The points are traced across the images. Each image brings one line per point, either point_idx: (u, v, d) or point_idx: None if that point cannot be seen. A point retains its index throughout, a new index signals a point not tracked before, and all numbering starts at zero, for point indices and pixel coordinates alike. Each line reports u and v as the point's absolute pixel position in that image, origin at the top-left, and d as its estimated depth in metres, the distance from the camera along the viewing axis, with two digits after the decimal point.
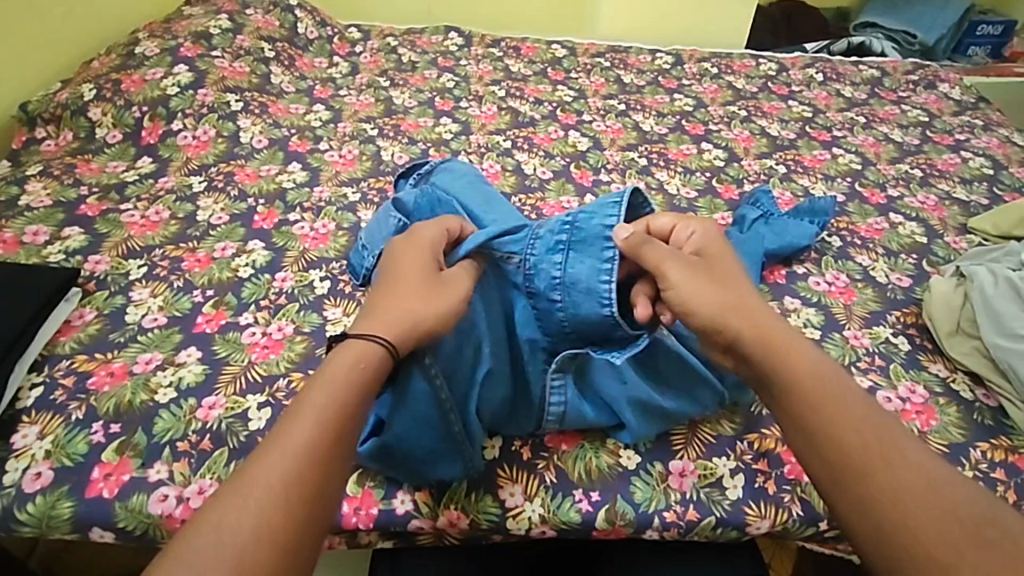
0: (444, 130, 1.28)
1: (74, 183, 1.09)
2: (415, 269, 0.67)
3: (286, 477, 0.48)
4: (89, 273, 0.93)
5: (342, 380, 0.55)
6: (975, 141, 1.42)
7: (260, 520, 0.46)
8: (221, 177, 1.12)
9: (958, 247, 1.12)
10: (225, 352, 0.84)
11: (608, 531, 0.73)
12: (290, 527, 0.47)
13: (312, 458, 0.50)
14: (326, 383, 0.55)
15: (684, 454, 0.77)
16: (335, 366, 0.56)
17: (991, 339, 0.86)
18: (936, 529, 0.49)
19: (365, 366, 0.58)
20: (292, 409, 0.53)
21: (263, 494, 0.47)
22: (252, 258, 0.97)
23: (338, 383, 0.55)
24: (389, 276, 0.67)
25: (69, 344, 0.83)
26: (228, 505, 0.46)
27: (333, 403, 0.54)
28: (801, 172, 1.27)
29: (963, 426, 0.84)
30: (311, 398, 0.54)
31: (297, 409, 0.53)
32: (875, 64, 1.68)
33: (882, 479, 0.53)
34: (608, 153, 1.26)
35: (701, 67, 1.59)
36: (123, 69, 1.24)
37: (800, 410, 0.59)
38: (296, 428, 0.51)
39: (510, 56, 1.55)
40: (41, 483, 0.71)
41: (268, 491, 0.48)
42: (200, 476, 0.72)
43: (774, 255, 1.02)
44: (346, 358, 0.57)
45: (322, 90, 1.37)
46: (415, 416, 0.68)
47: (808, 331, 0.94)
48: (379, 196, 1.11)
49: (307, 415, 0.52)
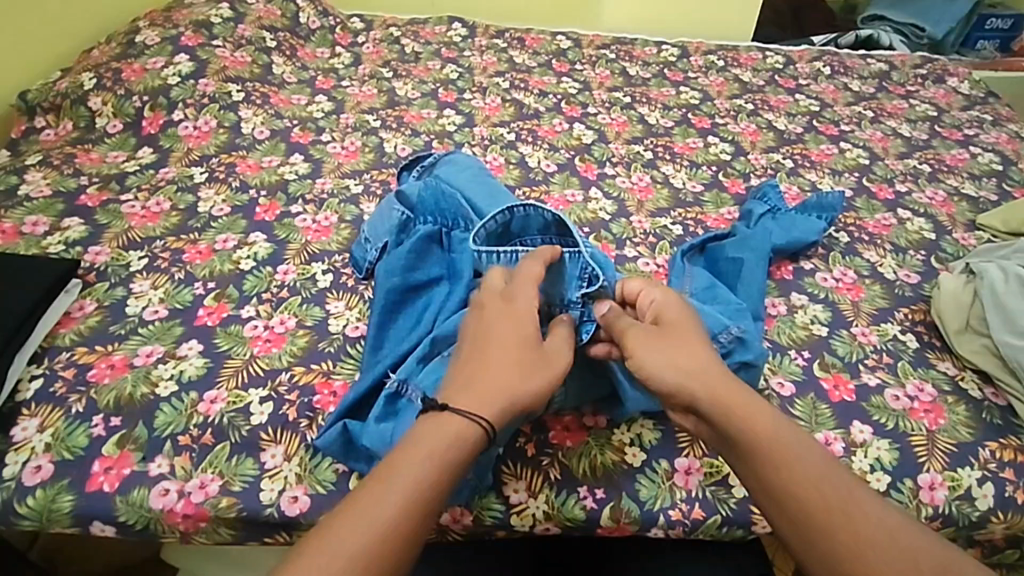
0: (447, 122, 1.27)
1: (74, 173, 1.08)
2: (506, 332, 0.65)
3: (377, 549, 0.50)
4: (89, 264, 0.92)
5: (438, 457, 0.56)
6: (984, 137, 1.40)
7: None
8: (222, 168, 1.10)
9: (967, 244, 1.11)
10: (227, 345, 0.83)
11: (612, 528, 0.72)
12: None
13: (403, 531, 0.52)
14: (417, 450, 0.56)
15: (690, 451, 0.76)
16: (437, 432, 0.57)
17: (1001, 337, 0.85)
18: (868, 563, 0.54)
19: (461, 439, 0.58)
20: (396, 462, 0.55)
21: (351, 563, 0.49)
22: (253, 251, 0.96)
23: (437, 448, 0.56)
24: (488, 341, 0.65)
25: (69, 336, 0.83)
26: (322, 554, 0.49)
27: (428, 474, 0.55)
28: (808, 166, 1.26)
29: (972, 425, 0.83)
30: (406, 471, 0.55)
31: (401, 464, 0.55)
32: (883, 58, 1.66)
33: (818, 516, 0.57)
34: (613, 146, 1.25)
35: (707, 60, 1.57)
36: (124, 58, 1.22)
37: (762, 476, 0.60)
38: (390, 497, 0.53)
39: (514, 48, 1.53)
40: (41, 477, 0.70)
41: (360, 558, 0.50)
42: (202, 470, 0.71)
43: (781, 251, 1.01)
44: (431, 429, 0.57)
45: (325, 81, 1.35)
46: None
47: (815, 328, 0.93)
48: (382, 188, 1.10)
49: (404, 485, 0.54)
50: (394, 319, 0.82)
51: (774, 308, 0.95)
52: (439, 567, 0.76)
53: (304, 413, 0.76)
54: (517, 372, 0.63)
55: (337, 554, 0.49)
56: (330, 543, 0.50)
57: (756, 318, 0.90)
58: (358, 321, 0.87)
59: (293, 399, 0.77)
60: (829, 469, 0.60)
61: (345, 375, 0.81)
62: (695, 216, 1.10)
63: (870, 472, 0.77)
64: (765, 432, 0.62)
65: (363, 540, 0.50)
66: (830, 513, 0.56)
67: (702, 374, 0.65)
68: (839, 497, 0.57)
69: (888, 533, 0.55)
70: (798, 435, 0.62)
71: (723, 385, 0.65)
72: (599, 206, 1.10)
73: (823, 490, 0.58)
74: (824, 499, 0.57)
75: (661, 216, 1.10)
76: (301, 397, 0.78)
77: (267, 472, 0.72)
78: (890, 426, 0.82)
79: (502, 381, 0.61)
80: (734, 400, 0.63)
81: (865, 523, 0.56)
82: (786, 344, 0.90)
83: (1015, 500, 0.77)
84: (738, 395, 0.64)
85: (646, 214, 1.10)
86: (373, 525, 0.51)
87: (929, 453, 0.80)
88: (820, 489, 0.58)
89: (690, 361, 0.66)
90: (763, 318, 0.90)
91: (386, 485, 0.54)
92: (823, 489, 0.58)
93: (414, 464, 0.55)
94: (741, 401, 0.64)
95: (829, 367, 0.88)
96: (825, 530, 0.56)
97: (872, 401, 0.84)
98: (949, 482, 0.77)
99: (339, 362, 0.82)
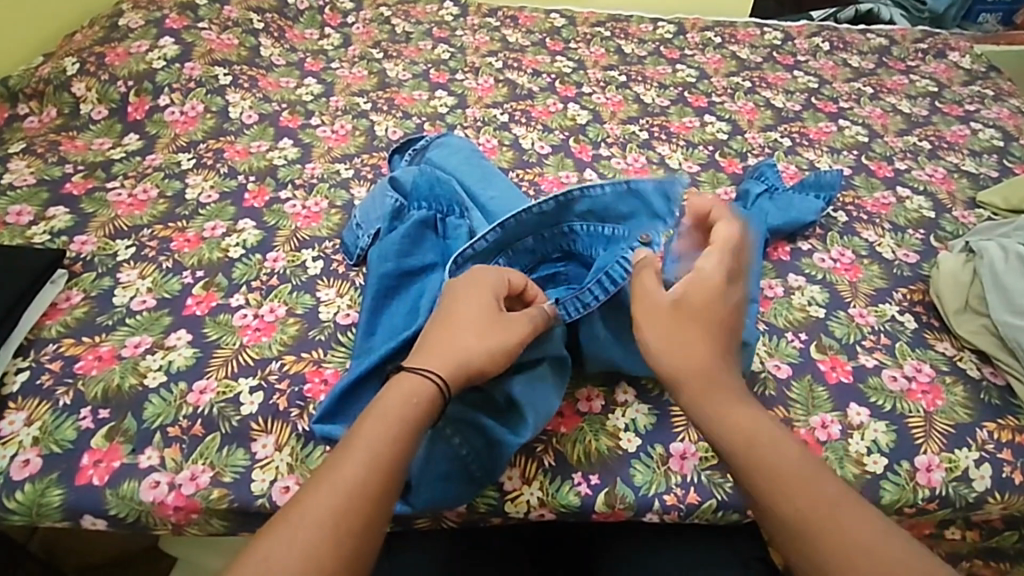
0: (439, 104, 1.24)
1: (59, 161, 1.06)
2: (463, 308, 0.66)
3: (346, 507, 0.52)
4: (75, 254, 0.91)
5: (398, 421, 0.57)
6: (985, 112, 1.38)
7: (312, 548, 0.49)
8: (210, 154, 1.08)
9: (967, 222, 1.10)
10: (216, 334, 0.82)
11: (608, 514, 0.72)
12: (346, 558, 0.50)
13: (371, 489, 0.53)
14: (385, 416, 0.57)
15: (685, 436, 0.76)
16: (390, 400, 0.59)
17: (1001, 317, 0.84)
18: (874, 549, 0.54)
19: (422, 403, 0.59)
20: (349, 438, 0.56)
21: (320, 525, 0.50)
22: (242, 238, 0.95)
23: (394, 411, 0.58)
24: (448, 309, 0.67)
25: (55, 328, 0.81)
26: (284, 534, 0.50)
27: (390, 435, 0.56)
28: (807, 144, 1.24)
29: (970, 405, 0.83)
30: (367, 435, 0.56)
31: (355, 438, 0.56)
32: (883, 33, 1.62)
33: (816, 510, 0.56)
34: (608, 126, 1.23)
35: (704, 37, 1.54)
36: (107, 43, 1.20)
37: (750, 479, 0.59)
38: (355, 457, 0.54)
39: (507, 26, 1.50)
40: (30, 470, 0.69)
41: (331, 518, 0.51)
42: (192, 462, 0.71)
43: (779, 232, 1.00)
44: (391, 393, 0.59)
45: (314, 63, 1.32)
46: (438, 476, 0.67)
47: (812, 309, 0.91)
48: (372, 172, 1.08)
49: (367, 444, 0.55)
50: (387, 305, 0.80)
51: (771, 290, 0.93)
52: (431, 557, 0.76)
53: (294, 403, 0.75)
54: (481, 339, 0.64)
55: (303, 519, 0.51)
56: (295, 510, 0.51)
57: (750, 301, 0.88)
58: (349, 308, 0.86)
59: (284, 388, 0.76)
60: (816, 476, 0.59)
61: (336, 363, 0.80)
62: None
63: (867, 455, 0.77)
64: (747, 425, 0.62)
65: (330, 507, 0.51)
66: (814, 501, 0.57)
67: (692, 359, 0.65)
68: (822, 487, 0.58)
69: (870, 530, 0.55)
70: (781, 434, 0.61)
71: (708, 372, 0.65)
72: None
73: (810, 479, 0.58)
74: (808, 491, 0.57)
75: None
76: (292, 386, 0.77)
77: (259, 463, 0.71)
78: (888, 407, 0.81)
79: (462, 352, 0.63)
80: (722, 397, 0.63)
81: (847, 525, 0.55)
82: (783, 326, 0.89)
83: (1012, 480, 0.77)
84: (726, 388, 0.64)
85: None
86: (330, 500, 0.52)
87: (927, 434, 0.79)
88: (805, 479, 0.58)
89: (689, 336, 0.66)
90: (758, 301, 0.89)
91: (343, 457, 0.55)
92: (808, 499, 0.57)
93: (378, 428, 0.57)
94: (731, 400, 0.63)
95: (826, 349, 0.87)
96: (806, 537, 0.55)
97: (869, 382, 0.83)
98: (946, 463, 0.77)
99: (329, 351, 0.81)
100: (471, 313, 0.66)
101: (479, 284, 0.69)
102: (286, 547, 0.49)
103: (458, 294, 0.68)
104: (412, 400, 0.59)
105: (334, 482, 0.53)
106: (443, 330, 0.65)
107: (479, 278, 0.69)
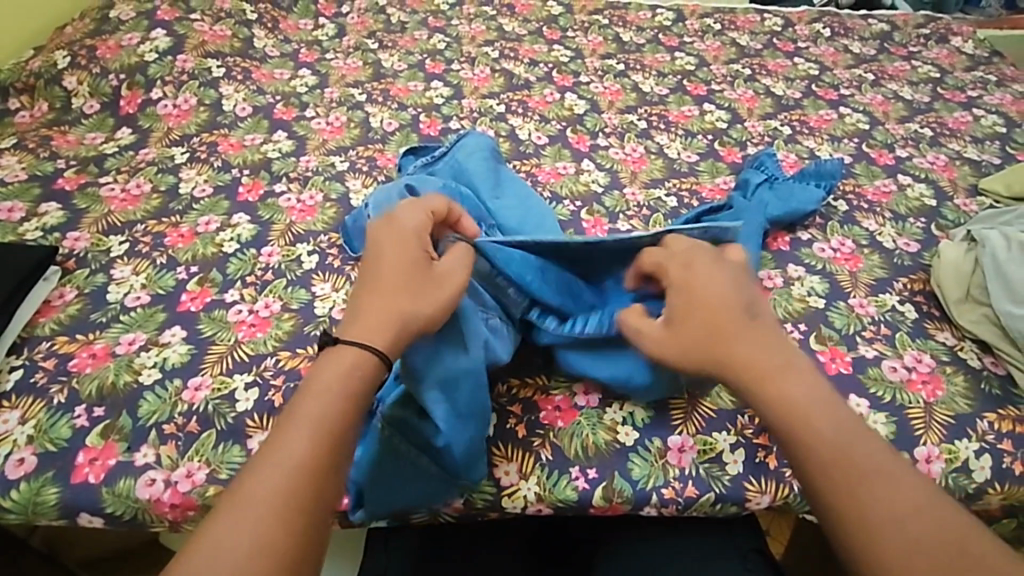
0: (435, 94, 1.23)
1: (51, 156, 1.05)
2: (401, 255, 0.65)
3: (284, 483, 0.51)
4: (67, 251, 0.90)
5: (336, 390, 0.56)
6: (988, 98, 1.36)
7: (266, 528, 0.49)
8: (204, 148, 1.07)
9: (969, 210, 1.09)
10: (211, 331, 0.81)
11: (605, 508, 0.71)
12: (284, 539, 0.49)
13: (320, 464, 0.53)
14: (321, 394, 0.56)
15: (684, 428, 0.75)
16: (329, 373, 0.57)
17: (1002, 307, 0.84)
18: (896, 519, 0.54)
19: (362, 377, 0.58)
20: (289, 414, 0.55)
21: (260, 504, 0.50)
22: (237, 233, 0.94)
23: (332, 386, 0.57)
24: (373, 271, 0.65)
25: (48, 325, 0.81)
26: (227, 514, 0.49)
27: (331, 405, 0.56)
28: (807, 133, 1.22)
29: (971, 396, 0.82)
30: (306, 409, 0.55)
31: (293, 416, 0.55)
32: (885, 18, 1.60)
33: (850, 488, 0.56)
34: (605, 116, 1.21)
35: (704, 24, 1.52)
36: (98, 35, 1.19)
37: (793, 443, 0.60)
38: (295, 435, 0.53)
39: (504, 15, 1.48)
40: (25, 469, 0.69)
41: (281, 495, 0.51)
42: (188, 459, 0.70)
43: (778, 222, 0.99)
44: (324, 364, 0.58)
45: (308, 54, 1.30)
46: (392, 480, 0.69)
47: (812, 300, 0.91)
48: (367, 165, 1.07)
49: (306, 421, 0.54)
50: None
51: (770, 281, 0.93)
52: (430, 554, 0.76)
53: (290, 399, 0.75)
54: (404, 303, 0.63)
55: (259, 504, 0.50)
56: (249, 491, 0.51)
57: None
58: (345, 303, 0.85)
59: (279, 385, 0.76)
60: (849, 452, 0.58)
61: None
62: (690, 186, 1.08)
63: None
64: (783, 405, 0.61)
65: (270, 484, 0.51)
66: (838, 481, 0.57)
67: (714, 317, 0.65)
68: (852, 468, 0.57)
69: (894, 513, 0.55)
70: (823, 399, 0.61)
71: (755, 364, 0.63)
72: (591, 178, 1.08)
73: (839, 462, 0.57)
74: (838, 472, 0.57)
75: (655, 187, 1.07)
76: (287, 382, 0.76)
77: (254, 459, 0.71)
78: (887, 398, 0.80)
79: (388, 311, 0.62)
80: (750, 355, 0.63)
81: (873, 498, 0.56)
82: (783, 317, 0.88)
83: (1012, 471, 0.77)
84: (758, 343, 0.64)
85: (640, 186, 1.07)
86: (267, 481, 0.51)
87: (926, 425, 0.79)
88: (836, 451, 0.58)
89: (718, 290, 0.66)
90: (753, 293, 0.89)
91: (283, 435, 0.54)
92: (846, 476, 0.57)
93: (335, 395, 0.56)
94: (762, 361, 0.63)
95: (825, 340, 0.86)
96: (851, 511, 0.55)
97: (869, 373, 0.83)
98: (947, 454, 0.76)
99: None
100: (397, 279, 0.64)
101: (397, 249, 0.66)
102: (229, 527, 0.49)
103: (378, 258, 0.65)
104: (353, 373, 0.58)
105: (276, 460, 0.52)
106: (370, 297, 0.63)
107: (397, 239, 0.66)
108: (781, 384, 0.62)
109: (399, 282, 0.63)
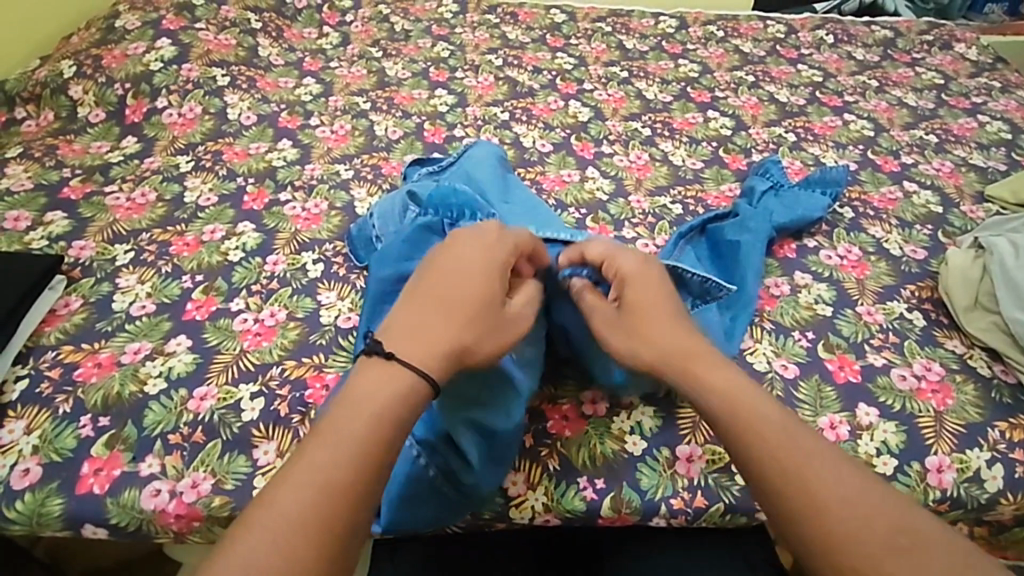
0: (439, 102, 1.23)
1: (56, 165, 1.05)
2: (474, 286, 0.64)
3: (322, 499, 0.50)
4: (73, 260, 0.90)
5: (378, 401, 0.55)
6: (992, 104, 1.36)
7: (289, 543, 0.47)
8: (209, 156, 1.08)
9: (975, 216, 1.08)
10: (216, 340, 0.81)
11: (614, 518, 0.71)
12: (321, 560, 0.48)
13: (355, 481, 0.51)
14: (361, 407, 0.54)
15: (692, 438, 0.75)
16: (369, 386, 0.56)
17: (1012, 315, 0.83)
18: (847, 500, 0.53)
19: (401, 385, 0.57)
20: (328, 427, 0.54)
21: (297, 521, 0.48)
22: (242, 241, 0.94)
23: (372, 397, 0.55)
24: (435, 291, 0.64)
25: (54, 334, 0.81)
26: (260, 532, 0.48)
27: (376, 427, 0.54)
28: (811, 139, 1.22)
29: (981, 404, 0.81)
30: (345, 422, 0.53)
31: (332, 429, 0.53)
32: (888, 24, 1.60)
33: (801, 475, 0.55)
34: (610, 123, 1.21)
35: (707, 31, 1.52)
36: (104, 44, 1.19)
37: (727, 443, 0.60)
38: (332, 450, 0.52)
39: (507, 23, 1.48)
40: (29, 480, 0.69)
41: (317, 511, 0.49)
42: (193, 469, 0.70)
43: (785, 229, 0.99)
44: (371, 377, 0.56)
45: (312, 62, 1.30)
46: (404, 497, 0.67)
47: (819, 308, 0.90)
48: (372, 173, 1.07)
49: (345, 434, 0.53)
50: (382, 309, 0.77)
51: (776, 288, 0.92)
52: (436, 565, 0.75)
53: (295, 409, 0.75)
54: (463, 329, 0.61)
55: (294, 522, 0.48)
56: (285, 510, 0.49)
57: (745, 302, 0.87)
58: (350, 312, 0.85)
59: (284, 394, 0.76)
60: (791, 437, 0.58)
61: (337, 368, 0.79)
62: (695, 194, 1.08)
63: (876, 456, 0.76)
64: (717, 392, 0.62)
65: (304, 501, 0.49)
66: (784, 474, 0.56)
67: (652, 307, 0.68)
68: (794, 456, 0.57)
69: (846, 498, 0.54)
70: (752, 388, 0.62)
71: (690, 355, 0.65)
72: (596, 185, 1.08)
73: (785, 450, 0.57)
74: (782, 463, 0.56)
75: (660, 195, 1.07)
76: (293, 392, 0.76)
77: (260, 469, 0.70)
78: (897, 407, 0.80)
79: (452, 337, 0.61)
80: (684, 343, 0.66)
81: (822, 479, 0.55)
82: (790, 325, 0.87)
83: None
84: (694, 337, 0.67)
85: (645, 193, 1.07)
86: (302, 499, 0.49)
87: (936, 434, 0.78)
88: (779, 440, 0.58)
89: (654, 290, 0.69)
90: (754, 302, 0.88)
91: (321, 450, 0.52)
92: (788, 459, 0.56)
93: (373, 407, 0.55)
94: (695, 352, 0.65)
95: (833, 348, 0.85)
96: (805, 496, 0.54)
97: (878, 381, 0.82)
98: (958, 464, 0.76)
99: (331, 355, 0.80)
100: (458, 303, 0.63)
101: (464, 276, 0.65)
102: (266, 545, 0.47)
103: (445, 280, 0.64)
104: (400, 386, 0.57)
105: (311, 476, 0.51)
106: (431, 315, 0.62)
107: (471, 262, 0.66)
108: (716, 371, 0.63)
109: (469, 313, 0.62)
